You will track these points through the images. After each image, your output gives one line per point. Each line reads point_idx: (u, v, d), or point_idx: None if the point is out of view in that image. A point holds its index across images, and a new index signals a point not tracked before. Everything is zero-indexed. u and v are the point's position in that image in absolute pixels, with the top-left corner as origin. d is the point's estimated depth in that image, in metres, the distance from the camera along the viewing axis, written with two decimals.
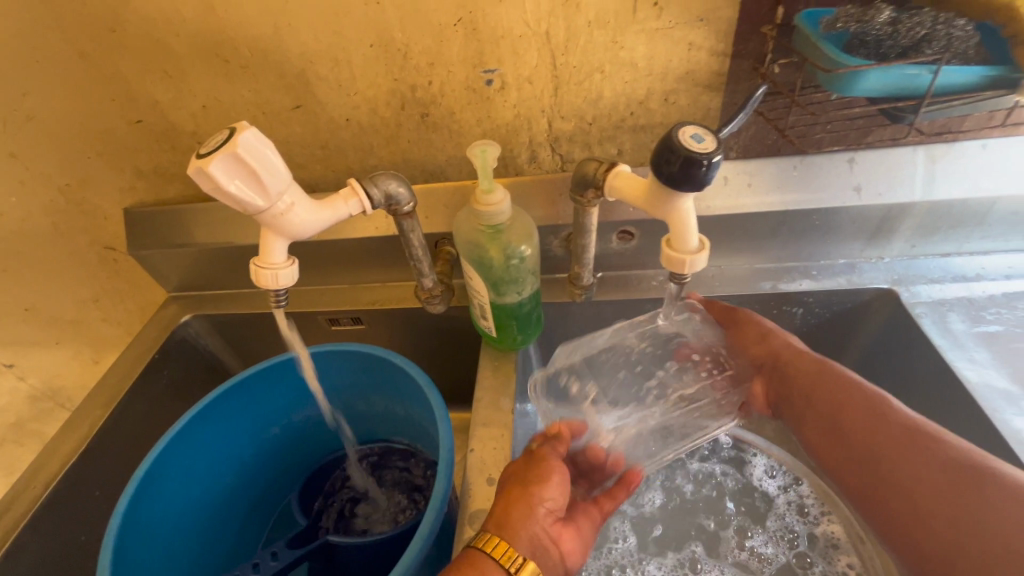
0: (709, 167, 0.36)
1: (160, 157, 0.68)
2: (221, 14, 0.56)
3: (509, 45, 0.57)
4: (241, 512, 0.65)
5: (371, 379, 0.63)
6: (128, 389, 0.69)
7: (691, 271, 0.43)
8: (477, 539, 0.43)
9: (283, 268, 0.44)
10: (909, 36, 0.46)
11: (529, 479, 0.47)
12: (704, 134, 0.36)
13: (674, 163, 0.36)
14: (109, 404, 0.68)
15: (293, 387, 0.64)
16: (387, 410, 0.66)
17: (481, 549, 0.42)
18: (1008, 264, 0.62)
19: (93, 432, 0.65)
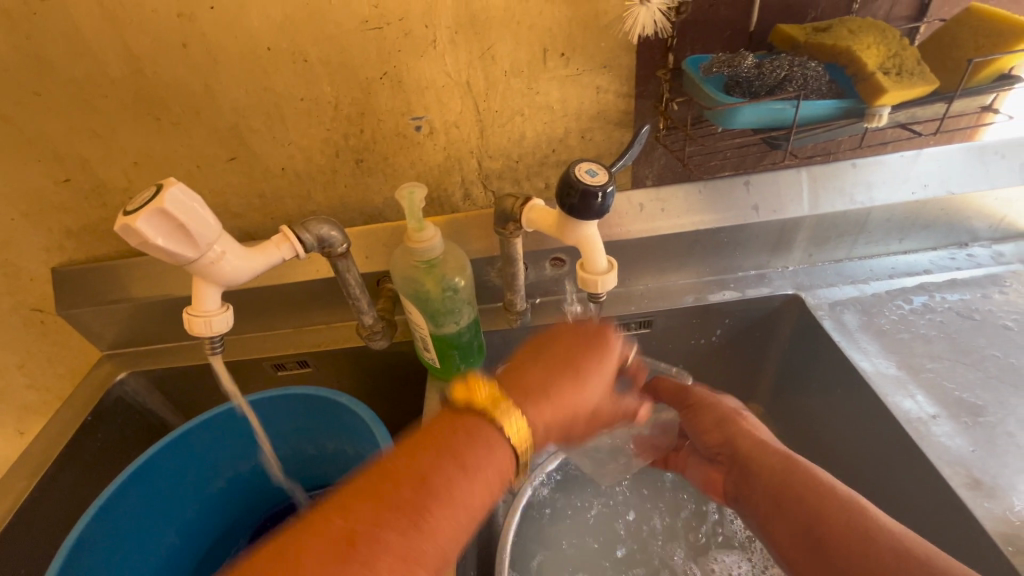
0: (605, 195, 0.41)
1: (90, 215, 0.67)
2: (150, 74, 0.57)
3: (434, 94, 0.62)
4: (186, 570, 0.63)
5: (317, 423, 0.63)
6: (58, 455, 0.66)
7: (603, 290, 0.47)
8: (461, 411, 0.43)
9: (217, 315, 0.45)
10: (773, 76, 0.53)
11: (529, 389, 0.45)
12: (597, 168, 0.41)
13: (573, 196, 0.41)
14: (37, 473, 0.64)
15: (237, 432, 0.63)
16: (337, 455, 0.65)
17: (484, 418, 0.42)
18: (892, 265, 0.70)
19: (17, 505, 0.61)
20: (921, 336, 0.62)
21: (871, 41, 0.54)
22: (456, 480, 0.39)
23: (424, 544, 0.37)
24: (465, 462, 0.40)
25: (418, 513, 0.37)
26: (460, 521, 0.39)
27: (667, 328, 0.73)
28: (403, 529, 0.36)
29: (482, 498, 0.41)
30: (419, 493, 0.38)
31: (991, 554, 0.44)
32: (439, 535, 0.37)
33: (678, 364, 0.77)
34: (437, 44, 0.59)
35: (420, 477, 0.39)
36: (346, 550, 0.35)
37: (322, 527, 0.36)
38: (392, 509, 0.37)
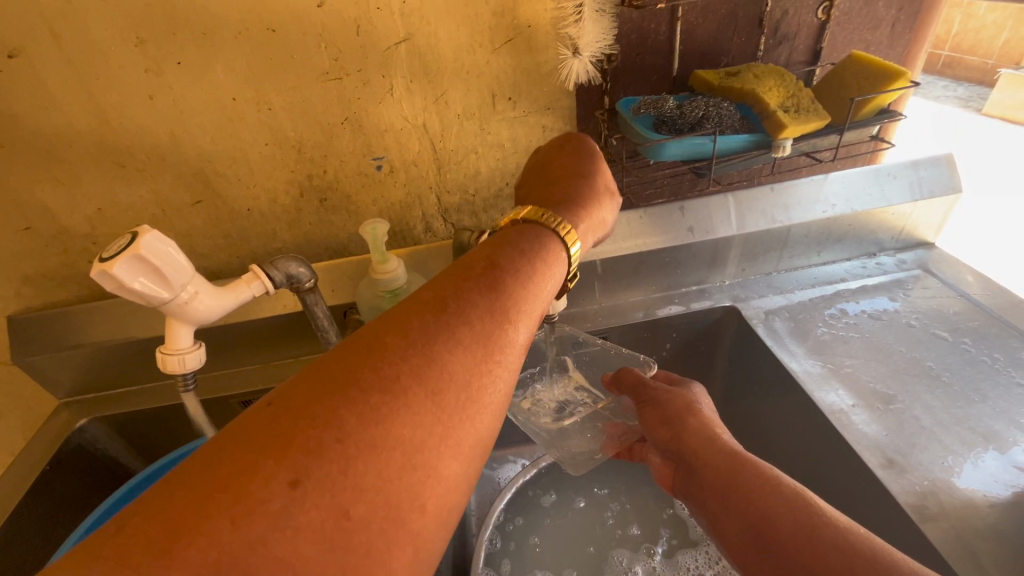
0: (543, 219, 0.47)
1: (51, 261, 0.67)
2: (115, 124, 0.59)
3: (393, 136, 0.67)
4: None
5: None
6: (13, 508, 0.64)
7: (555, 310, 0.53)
8: (474, 272, 0.41)
9: (190, 352, 0.47)
10: (692, 116, 0.61)
11: (523, 250, 0.44)
12: None
13: None
14: None
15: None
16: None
17: (517, 250, 0.43)
18: (814, 276, 0.79)
19: None
20: (840, 336, 0.69)
21: (772, 84, 0.62)
22: (489, 321, 0.38)
23: (441, 457, 0.33)
24: (498, 306, 0.39)
25: (442, 382, 0.34)
26: (496, 402, 0.37)
27: (621, 343, 0.78)
28: (436, 370, 0.34)
29: (518, 353, 0.39)
30: (444, 341, 0.35)
31: (905, 525, 0.50)
32: (460, 446, 0.34)
33: None
34: (394, 91, 0.64)
35: (453, 305, 0.37)
36: (331, 448, 0.29)
37: (339, 385, 0.32)
38: (412, 347, 0.34)
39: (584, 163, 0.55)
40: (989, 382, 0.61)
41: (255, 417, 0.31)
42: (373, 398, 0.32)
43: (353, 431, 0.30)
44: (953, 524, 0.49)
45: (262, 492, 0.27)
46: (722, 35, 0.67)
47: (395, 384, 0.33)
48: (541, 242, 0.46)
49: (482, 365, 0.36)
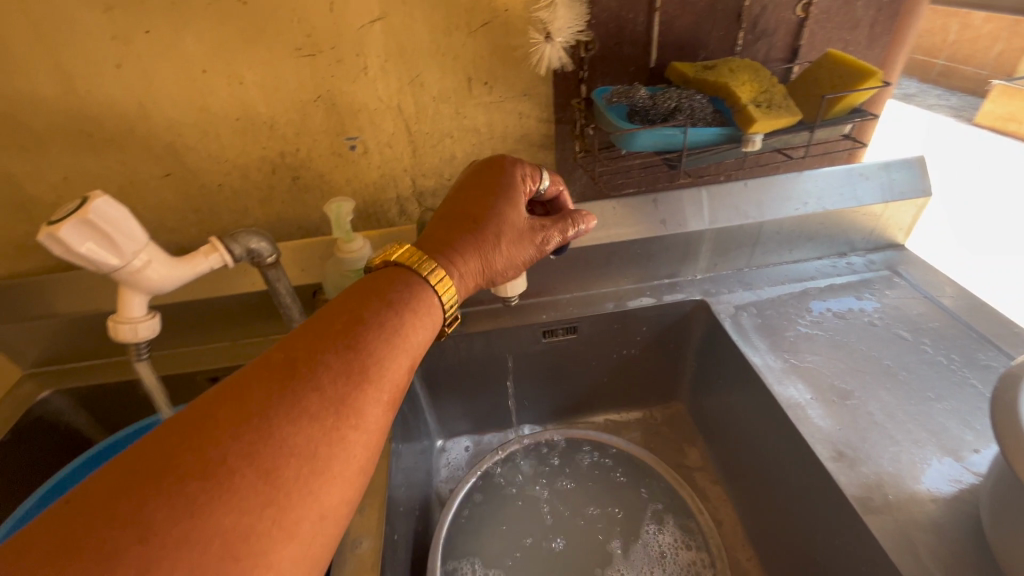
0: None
1: (15, 230, 0.67)
2: (81, 92, 0.58)
3: (367, 116, 0.67)
4: None
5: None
6: None
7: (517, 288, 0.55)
8: (334, 330, 0.41)
9: (143, 321, 0.47)
10: (663, 107, 0.61)
11: (390, 303, 0.45)
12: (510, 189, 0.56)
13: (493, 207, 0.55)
14: None
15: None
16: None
17: (383, 304, 0.44)
18: (784, 273, 0.79)
19: None
20: (806, 334, 0.70)
21: (746, 78, 0.62)
22: (341, 385, 0.38)
23: (276, 543, 0.32)
24: (355, 368, 0.40)
25: (279, 461, 0.34)
26: (350, 474, 0.37)
27: (593, 333, 0.79)
28: (270, 448, 0.34)
29: (376, 418, 0.40)
30: (287, 408, 0.35)
31: (852, 517, 0.51)
32: (301, 526, 0.34)
33: (606, 368, 0.84)
34: (368, 70, 0.63)
35: (301, 372, 0.37)
36: (133, 547, 0.28)
37: (158, 473, 0.31)
38: (248, 425, 0.34)
39: (497, 201, 0.54)
40: (944, 382, 0.62)
41: (53, 516, 0.29)
42: (194, 485, 0.31)
43: (162, 528, 0.29)
44: (896, 517, 0.50)
45: None
46: (700, 28, 0.68)
47: (225, 467, 0.32)
48: (419, 293, 0.47)
49: (329, 437, 0.36)
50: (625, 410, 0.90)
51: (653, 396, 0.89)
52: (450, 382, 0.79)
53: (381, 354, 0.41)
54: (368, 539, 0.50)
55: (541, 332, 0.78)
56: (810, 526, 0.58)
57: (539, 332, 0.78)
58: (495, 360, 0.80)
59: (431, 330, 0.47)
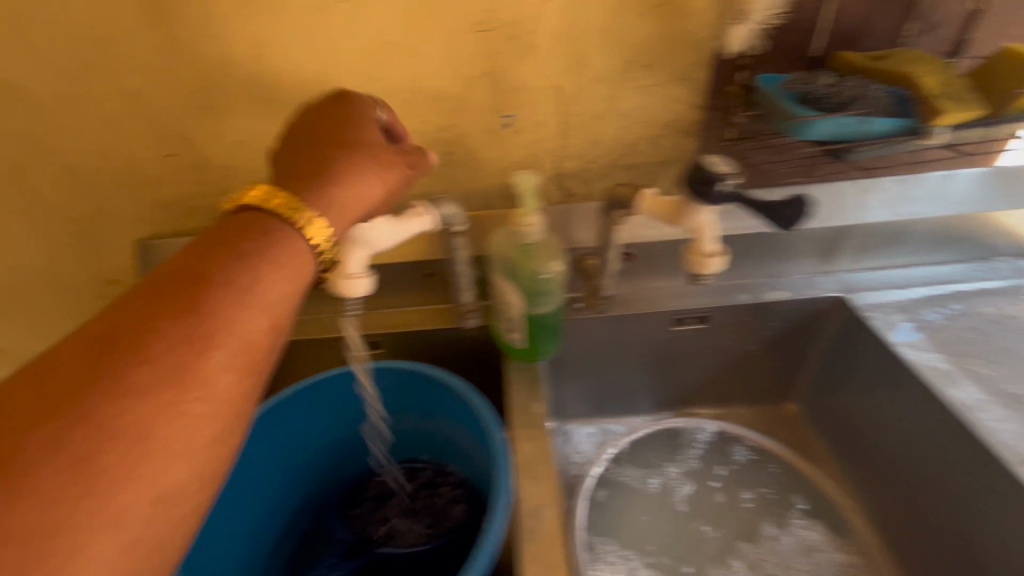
0: (720, 190, 0.44)
1: (184, 190, 0.70)
2: (271, 58, 0.61)
3: (526, 95, 0.68)
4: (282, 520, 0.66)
5: (427, 400, 0.65)
6: None
7: (711, 275, 0.49)
8: (224, 245, 0.42)
9: (358, 277, 0.49)
10: (841, 96, 0.60)
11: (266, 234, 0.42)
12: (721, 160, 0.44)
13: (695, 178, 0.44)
14: None
15: (350, 401, 0.67)
16: (440, 430, 0.67)
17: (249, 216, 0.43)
18: (927, 273, 0.77)
19: None
20: (962, 334, 0.69)
21: (926, 69, 0.61)
22: (237, 301, 0.39)
23: (159, 450, 0.35)
24: (185, 342, 0.37)
25: (171, 374, 0.36)
26: (237, 388, 0.39)
27: (722, 324, 0.79)
28: (148, 363, 0.35)
29: (267, 330, 0.41)
30: (115, 388, 0.34)
31: None
32: (182, 430, 0.36)
33: (727, 361, 0.84)
34: (537, 48, 0.64)
35: (196, 288, 0.39)
36: (35, 445, 0.31)
37: (83, 374, 0.34)
38: (131, 339, 0.36)
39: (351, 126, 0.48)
40: None
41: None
42: (86, 390, 0.34)
43: (75, 432, 0.32)
44: None
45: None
46: (872, 17, 0.66)
47: (116, 376, 0.34)
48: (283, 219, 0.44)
49: (211, 348, 0.38)
50: (738, 406, 0.89)
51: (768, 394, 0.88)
52: (574, 364, 0.80)
53: (267, 269, 0.41)
54: (549, 508, 0.52)
55: (672, 320, 0.78)
56: (984, 532, 0.57)
57: (670, 320, 0.78)
58: (620, 345, 0.80)
59: (291, 286, 0.43)
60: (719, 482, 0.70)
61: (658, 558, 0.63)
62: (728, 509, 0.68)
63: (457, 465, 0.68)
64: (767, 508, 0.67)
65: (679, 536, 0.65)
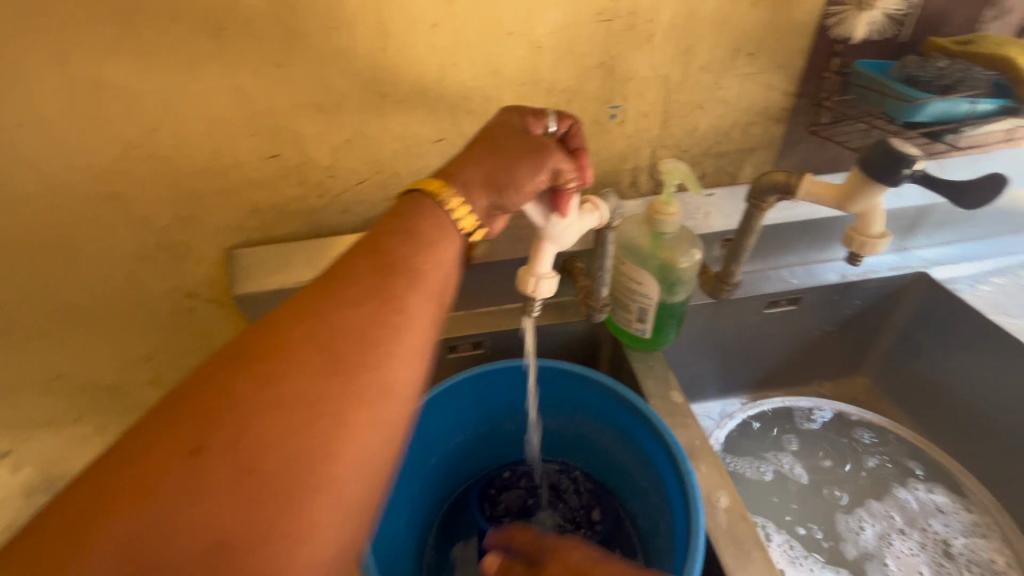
0: (912, 172, 0.46)
1: (283, 193, 0.66)
2: (392, 51, 0.58)
3: (636, 85, 0.67)
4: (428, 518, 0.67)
5: (569, 395, 0.66)
6: None
7: (876, 253, 0.53)
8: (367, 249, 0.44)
9: (546, 276, 0.52)
10: (951, 78, 0.63)
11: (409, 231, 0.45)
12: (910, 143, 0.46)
13: (885, 160, 0.46)
14: None
15: (486, 401, 0.67)
16: (576, 425, 0.68)
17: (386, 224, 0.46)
18: (992, 247, 0.83)
19: None
20: None
21: (1016, 49, 0.64)
22: (384, 291, 0.41)
23: (339, 440, 0.35)
24: (376, 290, 0.41)
25: (337, 361, 0.38)
26: (404, 380, 0.40)
27: (811, 304, 0.81)
28: (316, 354, 0.37)
29: (421, 326, 0.42)
30: (325, 323, 0.39)
31: None
32: (359, 427, 0.37)
33: (810, 340, 0.86)
34: (653, 38, 0.64)
35: (341, 285, 0.41)
36: (219, 429, 0.33)
37: (243, 371, 0.36)
38: (294, 336, 0.38)
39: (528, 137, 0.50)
40: None
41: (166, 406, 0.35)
42: (266, 384, 0.35)
43: (249, 418, 0.34)
44: None
45: (163, 477, 0.31)
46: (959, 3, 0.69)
47: (281, 366, 0.36)
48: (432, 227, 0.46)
49: (369, 335, 0.39)
50: (815, 385, 0.92)
51: (840, 369, 0.90)
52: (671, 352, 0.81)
53: (406, 267, 0.43)
54: (725, 494, 0.52)
55: (765, 303, 0.80)
56: None
57: (764, 303, 0.80)
58: (713, 331, 0.82)
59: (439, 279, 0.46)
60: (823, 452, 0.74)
61: (795, 533, 0.66)
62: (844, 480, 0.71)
63: (595, 458, 0.69)
64: (879, 476, 0.71)
65: (808, 512, 0.68)
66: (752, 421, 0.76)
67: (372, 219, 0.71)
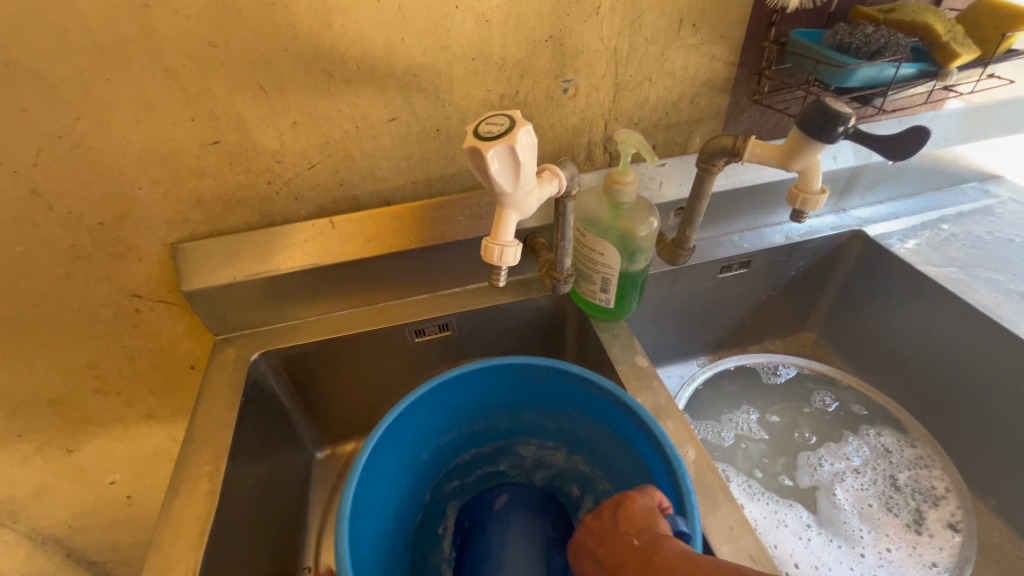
0: (846, 129, 0.48)
1: (229, 182, 0.63)
2: (337, 28, 0.56)
3: (586, 58, 0.68)
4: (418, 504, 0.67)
5: (567, 400, 0.64)
6: (230, 438, 0.62)
7: (814, 209, 0.56)
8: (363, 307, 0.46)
9: (509, 247, 0.48)
10: (876, 44, 0.67)
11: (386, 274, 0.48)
12: (843, 101, 0.48)
13: (821, 119, 0.48)
14: (219, 454, 0.61)
15: (480, 394, 0.66)
16: (577, 427, 0.66)
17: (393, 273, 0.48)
18: (921, 203, 0.89)
19: (217, 487, 0.58)
20: (968, 250, 0.81)
21: (933, 18, 0.69)
22: None
23: None
24: None
25: None
26: None
27: (760, 267, 0.85)
28: None
29: None
30: None
31: None
32: None
33: (761, 301, 0.91)
34: (600, 10, 0.65)
35: None
36: None
37: None
38: None
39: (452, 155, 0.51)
40: None
41: None
42: None
43: None
44: None
45: None
46: None
47: None
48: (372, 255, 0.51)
49: None
50: (767, 343, 0.97)
51: (790, 326, 0.96)
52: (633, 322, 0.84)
53: None
54: (692, 448, 0.56)
55: (719, 268, 0.83)
56: (1016, 406, 0.69)
57: (718, 268, 0.83)
58: (672, 298, 0.85)
59: None
60: (777, 405, 0.79)
61: (757, 481, 0.70)
62: (806, 435, 0.75)
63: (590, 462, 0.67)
64: (833, 427, 0.76)
65: (769, 463, 0.72)
66: (714, 384, 0.80)
67: (326, 206, 0.69)
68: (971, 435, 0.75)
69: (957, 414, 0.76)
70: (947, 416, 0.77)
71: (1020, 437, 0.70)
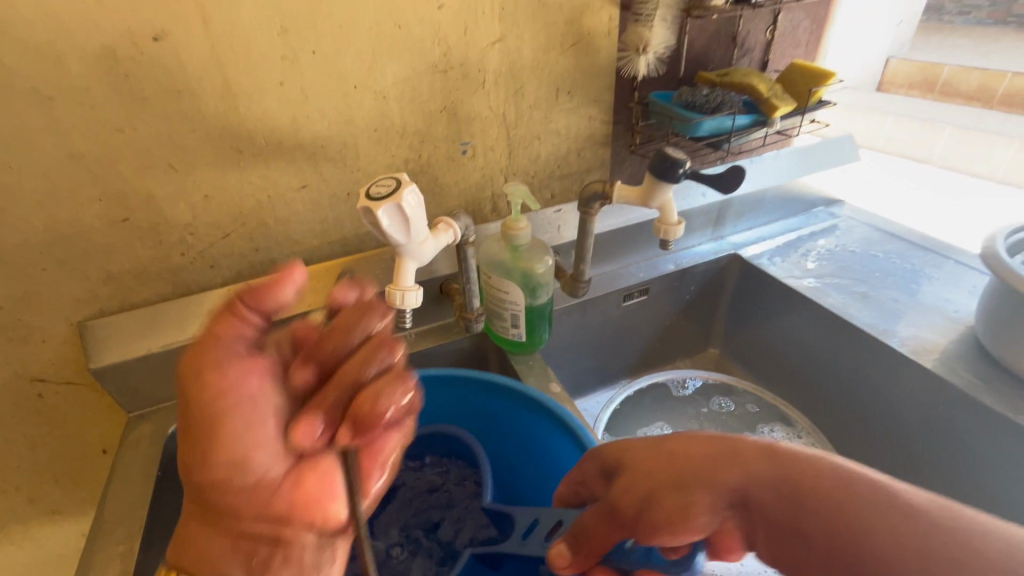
0: (684, 171, 0.59)
1: (139, 256, 0.65)
2: (243, 110, 0.62)
3: (479, 124, 0.77)
4: None
5: (515, 437, 0.71)
6: (145, 516, 0.60)
7: (675, 236, 0.66)
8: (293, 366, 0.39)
9: (410, 291, 0.54)
10: (714, 101, 0.81)
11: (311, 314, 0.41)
12: (678, 149, 0.59)
13: (663, 164, 0.58)
14: (132, 535, 0.58)
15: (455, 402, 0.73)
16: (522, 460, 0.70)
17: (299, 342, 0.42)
18: (782, 227, 1.05)
19: (130, 569, 0.56)
20: (823, 263, 0.96)
21: (757, 79, 0.85)
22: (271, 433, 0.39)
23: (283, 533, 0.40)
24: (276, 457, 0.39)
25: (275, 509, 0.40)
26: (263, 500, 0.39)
27: (658, 293, 0.96)
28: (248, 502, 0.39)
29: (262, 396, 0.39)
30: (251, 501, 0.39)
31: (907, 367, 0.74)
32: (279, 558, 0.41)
33: (665, 323, 1.00)
34: (486, 83, 0.75)
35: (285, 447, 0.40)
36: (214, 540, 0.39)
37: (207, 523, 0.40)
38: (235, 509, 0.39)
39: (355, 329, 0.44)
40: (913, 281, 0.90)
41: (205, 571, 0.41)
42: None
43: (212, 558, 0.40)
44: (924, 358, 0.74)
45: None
46: (715, 47, 0.89)
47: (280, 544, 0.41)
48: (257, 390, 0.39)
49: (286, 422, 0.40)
50: (678, 362, 1.06)
51: (696, 344, 1.06)
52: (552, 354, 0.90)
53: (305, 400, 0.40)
54: None
55: (622, 297, 0.92)
56: (875, 390, 0.81)
57: (621, 298, 0.92)
58: (585, 328, 0.92)
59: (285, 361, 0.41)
60: (685, 416, 0.87)
61: None
62: None
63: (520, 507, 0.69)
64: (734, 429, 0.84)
65: None
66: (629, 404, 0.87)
67: (243, 271, 0.72)
68: (848, 422, 0.86)
69: (835, 405, 0.87)
70: (828, 407, 0.88)
71: (882, 417, 0.81)
